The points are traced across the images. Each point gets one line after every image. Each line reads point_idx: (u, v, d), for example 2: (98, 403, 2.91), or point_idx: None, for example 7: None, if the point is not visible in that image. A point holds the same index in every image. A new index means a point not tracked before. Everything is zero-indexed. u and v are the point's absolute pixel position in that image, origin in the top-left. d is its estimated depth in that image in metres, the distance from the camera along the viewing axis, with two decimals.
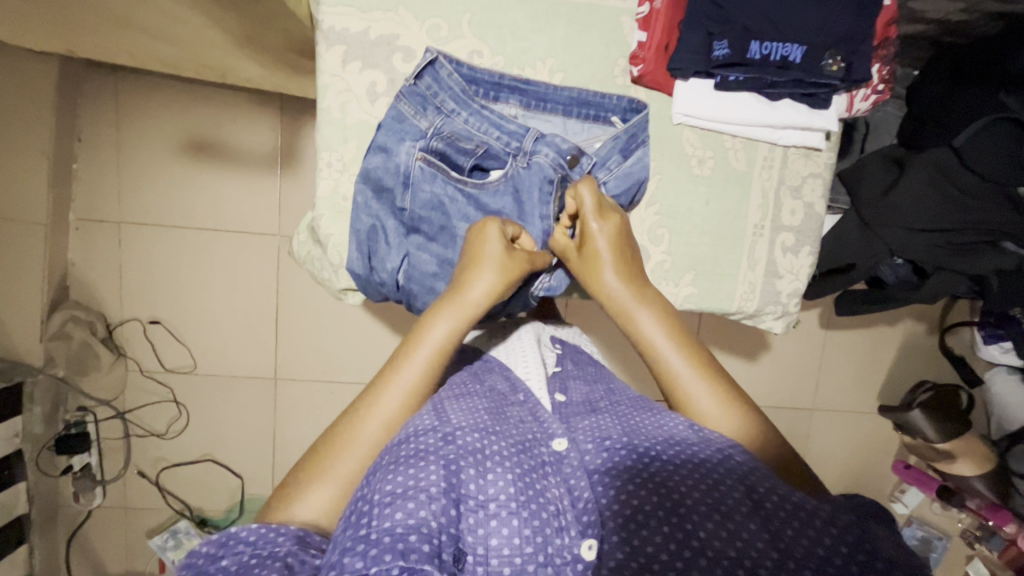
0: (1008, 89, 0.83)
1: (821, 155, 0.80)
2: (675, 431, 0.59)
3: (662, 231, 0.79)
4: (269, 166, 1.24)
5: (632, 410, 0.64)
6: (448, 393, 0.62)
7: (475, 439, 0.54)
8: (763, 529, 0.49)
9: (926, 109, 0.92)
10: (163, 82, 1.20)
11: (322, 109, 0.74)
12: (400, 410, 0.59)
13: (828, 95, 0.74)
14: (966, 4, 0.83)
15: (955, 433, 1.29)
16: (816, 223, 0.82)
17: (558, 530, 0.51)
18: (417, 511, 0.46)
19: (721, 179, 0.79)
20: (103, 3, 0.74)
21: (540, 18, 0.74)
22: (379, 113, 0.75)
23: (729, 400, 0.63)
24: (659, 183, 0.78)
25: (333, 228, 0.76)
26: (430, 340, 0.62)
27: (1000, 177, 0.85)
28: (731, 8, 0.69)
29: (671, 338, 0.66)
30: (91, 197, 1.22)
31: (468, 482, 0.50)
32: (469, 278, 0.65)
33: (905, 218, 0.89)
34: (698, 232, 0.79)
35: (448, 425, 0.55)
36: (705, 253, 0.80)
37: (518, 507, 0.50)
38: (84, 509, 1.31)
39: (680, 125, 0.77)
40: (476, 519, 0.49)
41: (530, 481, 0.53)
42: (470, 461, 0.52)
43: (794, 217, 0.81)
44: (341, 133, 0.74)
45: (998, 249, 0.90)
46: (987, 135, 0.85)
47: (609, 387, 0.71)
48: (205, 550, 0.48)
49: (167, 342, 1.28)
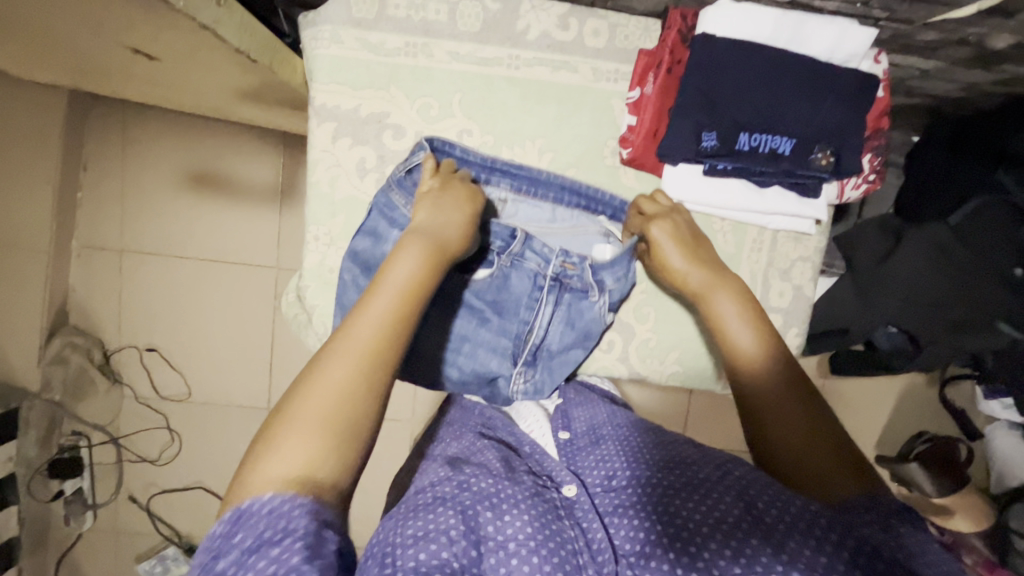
0: (1007, 167, 0.80)
1: (812, 239, 0.79)
2: (681, 454, 0.63)
3: (649, 309, 0.81)
4: (270, 200, 1.25)
5: (637, 434, 0.67)
6: (462, 451, 0.67)
7: (489, 485, 0.58)
8: (767, 543, 0.50)
9: (925, 181, 0.89)
10: (164, 114, 1.21)
11: (311, 183, 0.75)
12: (366, 333, 0.50)
13: (817, 184, 0.74)
14: (965, 85, 0.80)
15: (950, 489, 1.33)
16: (805, 305, 0.81)
17: (578, 567, 0.53)
18: (440, 552, 0.50)
19: None
20: (106, 58, 0.75)
21: (530, 99, 0.75)
22: (368, 189, 0.75)
23: (790, 395, 0.58)
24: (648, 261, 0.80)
25: (319, 299, 0.76)
26: (392, 280, 0.54)
27: (997, 255, 0.81)
28: (720, 102, 0.68)
29: (752, 331, 0.62)
30: (93, 224, 1.24)
31: (486, 525, 0.54)
32: (444, 225, 0.61)
33: (901, 290, 0.83)
34: (685, 308, 0.81)
35: (463, 475, 0.60)
36: (694, 330, 0.82)
37: (537, 545, 0.52)
38: (74, 531, 1.32)
39: None
40: (497, 559, 0.51)
41: (548, 521, 0.55)
42: (486, 506, 0.55)
43: (781, 299, 0.80)
44: (329, 208, 0.75)
45: (992, 329, 0.84)
46: (986, 214, 0.81)
47: (611, 411, 0.74)
48: (218, 531, 0.43)
49: (163, 369, 1.29)
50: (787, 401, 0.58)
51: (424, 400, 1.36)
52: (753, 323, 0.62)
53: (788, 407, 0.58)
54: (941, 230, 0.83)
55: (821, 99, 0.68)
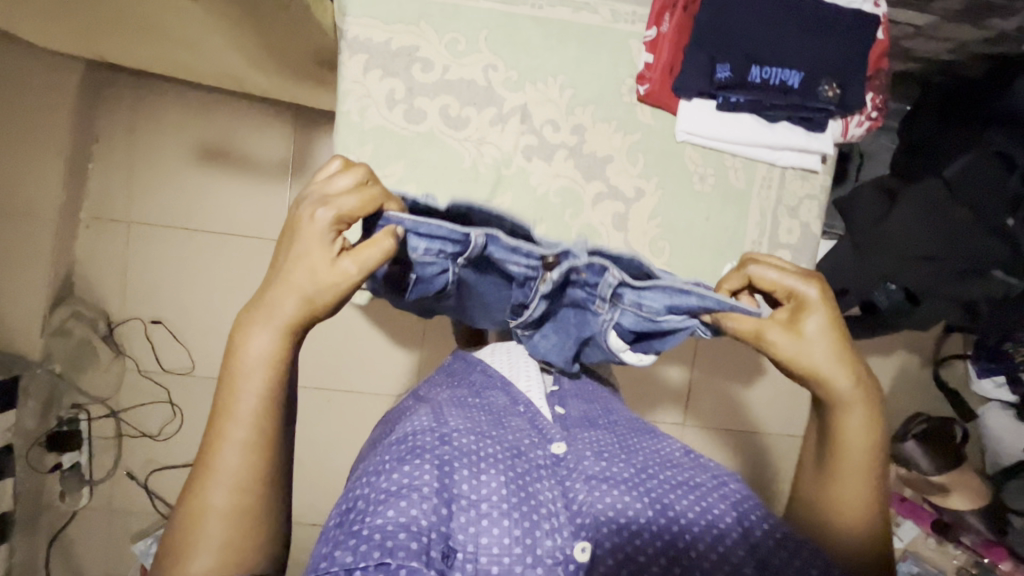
0: (994, 126, 0.84)
1: (818, 177, 0.84)
2: (672, 456, 0.65)
3: (663, 244, 0.82)
4: (280, 174, 1.27)
5: (629, 431, 0.70)
6: (450, 403, 0.67)
7: (470, 442, 0.58)
8: (753, 556, 0.54)
9: (919, 142, 0.93)
10: (181, 88, 1.24)
11: (341, 113, 0.76)
12: (245, 440, 0.50)
13: (824, 119, 0.78)
14: (953, 45, 0.89)
15: (946, 466, 1.35)
16: (812, 243, 0.85)
17: (550, 531, 0.53)
18: (408, 509, 0.49)
19: (721, 197, 0.82)
20: (137, 6, 0.77)
21: (553, 37, 0.78)
22: (396, 120, 0.77)
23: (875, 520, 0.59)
24: (661, 197, 0.82)
25: None
26: (253, 357, 0.51)
27: (986, 210, 0.83)
28: (732, 35, 0.73)
29: (871, 454, 0.59)
30: (103, 196, 1.25)
31: (461, 483, 0.54)
32: (278, 287, 0.52)
33: (897, 247, 0.86)
34: (699, 245, 0.83)
35: (445, 427, 0.60)
36: (706, 267, 0.83)
37: (509, 508, 0.53)
38: (71, 508, 1.28)
39: (682, 143, 0.80)
40: (468, 518, 0.52)
41: (523, 483, 0.56)
42: (464, 463, 0.55)
43: (789, 236, 0.84)
44: (357, 136, 0.76)
45: (985, 278, 0.88)
46: (976, 168, 0.83)
47: (606, 407, 0.75)
48: None
49: (167, 342, 1.29)
50: (869, 527, 0.59)
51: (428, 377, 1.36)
52: (876, 465, 0.59)
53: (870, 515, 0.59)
54: (931, 183, 0.85)
55: (825, 34, 0.74)
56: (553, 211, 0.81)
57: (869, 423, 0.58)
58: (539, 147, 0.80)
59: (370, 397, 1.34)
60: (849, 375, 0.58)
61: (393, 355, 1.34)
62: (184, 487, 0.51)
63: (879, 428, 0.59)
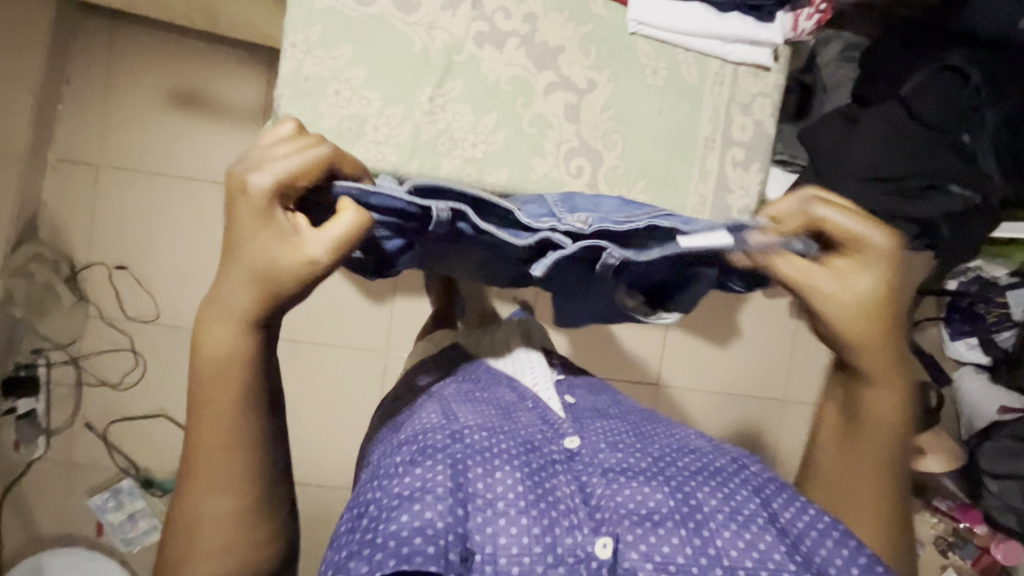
0: (952, 50, 0.94)
1: (771, 76, 0.89)
2: (693, 444, 0.65)
3: (617, 137, 0.85)
4: (251, 119, 1.27)
5: (641, 420, 0.70)
6: (458, 399, 0.67)
7: (483, 438, 0.58)
8: (781, 540, 0.53)
9: (877, 68, 0.99)
10: (152, 30, 1.24)
11: None
12: (223, 447, 0.46)
13: (772, 8, 0.85)
14: None
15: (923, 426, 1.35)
16: (765, 139, 0.90)
17: (569, 529, 0.52)
18: (423, 513, 0.48)
19: (674, 90, 0.86)
20: None
21: None
22: (346, 2, 0.77)
23: (887, 502, 0.55)
24: (614, 89, 0.85)
25: (293, 108, 0.77)
26: (212, 359, 0.45)
27: (940, 126, 0.93)
28: None
29: (888, 417, 0.53)
30: (71, 138, 1.23)
31: (475, 481, 0.53)
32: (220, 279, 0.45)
33: (861, 165, 0.92)
34: (652, 140, 0.86)
35: (457, 425, 0.59)
36: (659, 160, 0.86)
37: (526, 506, 0.52)
38: (25, 460, 1.25)
39: (635, 35, 0.84)
40: (484, 518, 0.51)
41: (540, 480, 0.56)
42: (476, 462, 0.55)
43: (743, 133, 0.89)
44: (308, 17, 0.76)
45: (945, 192, 0.94)
46: (930, 85, 0.93)
47: (612, 399, 0.77)
48: None
49: (133, 289, 1.26)
50: (885, 509, 0.55)
51: (400, 330, 1.34)
52: (894, 429, 0.54)
53: (873, 483, 0.55)
54: (893, 101, 0.94)
55: None
56: (504, 99, 0.82)
57: (891, 397, 0.53)
58: (490, 34, 0.81)
59: (339, 350, 1.32)
60: (880, 345, 0.51)
61: (364, 307, 1.33)
62: (173, 492, 0.48)
63: (909, 408, 0.53)
